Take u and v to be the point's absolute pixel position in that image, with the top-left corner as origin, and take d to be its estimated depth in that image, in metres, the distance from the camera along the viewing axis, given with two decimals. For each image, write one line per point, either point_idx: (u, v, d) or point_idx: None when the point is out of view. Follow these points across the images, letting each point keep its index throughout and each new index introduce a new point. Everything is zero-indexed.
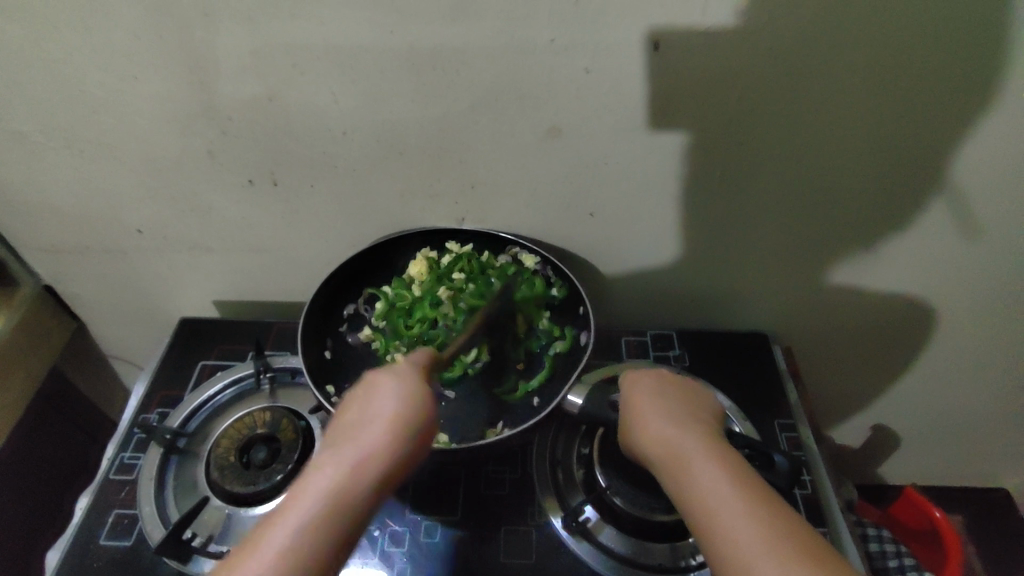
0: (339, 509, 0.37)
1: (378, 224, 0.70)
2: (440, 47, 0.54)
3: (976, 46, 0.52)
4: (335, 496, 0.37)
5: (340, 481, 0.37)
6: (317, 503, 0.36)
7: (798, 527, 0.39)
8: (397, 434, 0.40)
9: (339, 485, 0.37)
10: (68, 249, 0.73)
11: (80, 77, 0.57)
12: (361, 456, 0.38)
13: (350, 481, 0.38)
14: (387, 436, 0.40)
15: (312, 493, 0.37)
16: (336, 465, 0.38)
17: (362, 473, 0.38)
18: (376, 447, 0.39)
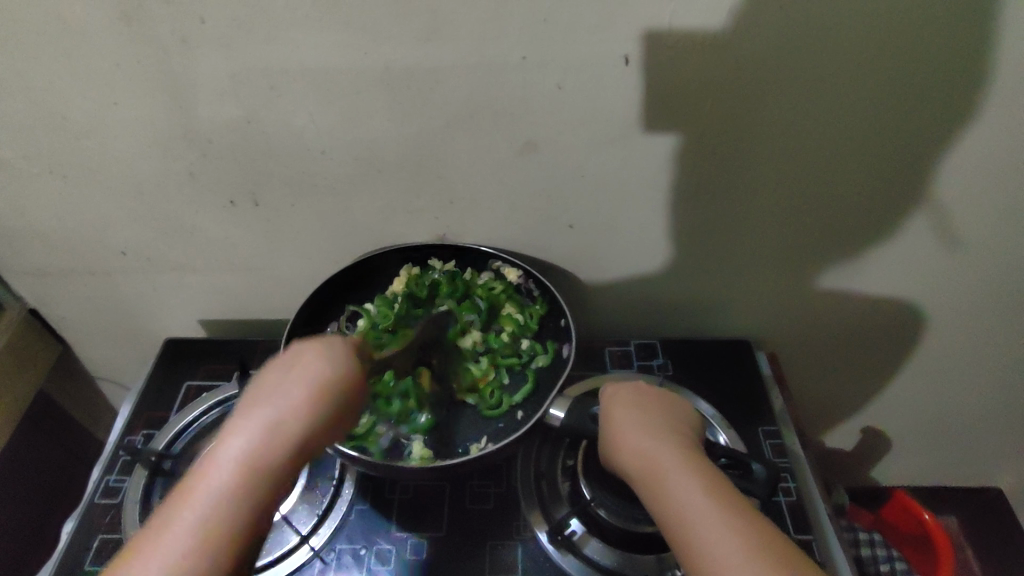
0: (253, 473, 0.38)
1: (360, 241, 0.70)
2: (413, 67, 0.54)
3: (946, 51, 0.52)
4: (247, 463, 0.38)
5: (253, 447, 0.39)
6: (230, 468, 0.38)
7: (773, 535, 0.39)
8: (313, 399, 0.41)
9: (253, 450, 0.39)
10: (54, 272, 0.74)
11: (59, 103, 0.57)
12: (274, 421, 0.40)
13: (262, 447, 0.39)
14: (302, 403, 0.41)
15: (226, 457, 0.38)
16: (250, 429, 0.39)
17: (274, 440, 0.39)
18: (291, 412, 0.40)
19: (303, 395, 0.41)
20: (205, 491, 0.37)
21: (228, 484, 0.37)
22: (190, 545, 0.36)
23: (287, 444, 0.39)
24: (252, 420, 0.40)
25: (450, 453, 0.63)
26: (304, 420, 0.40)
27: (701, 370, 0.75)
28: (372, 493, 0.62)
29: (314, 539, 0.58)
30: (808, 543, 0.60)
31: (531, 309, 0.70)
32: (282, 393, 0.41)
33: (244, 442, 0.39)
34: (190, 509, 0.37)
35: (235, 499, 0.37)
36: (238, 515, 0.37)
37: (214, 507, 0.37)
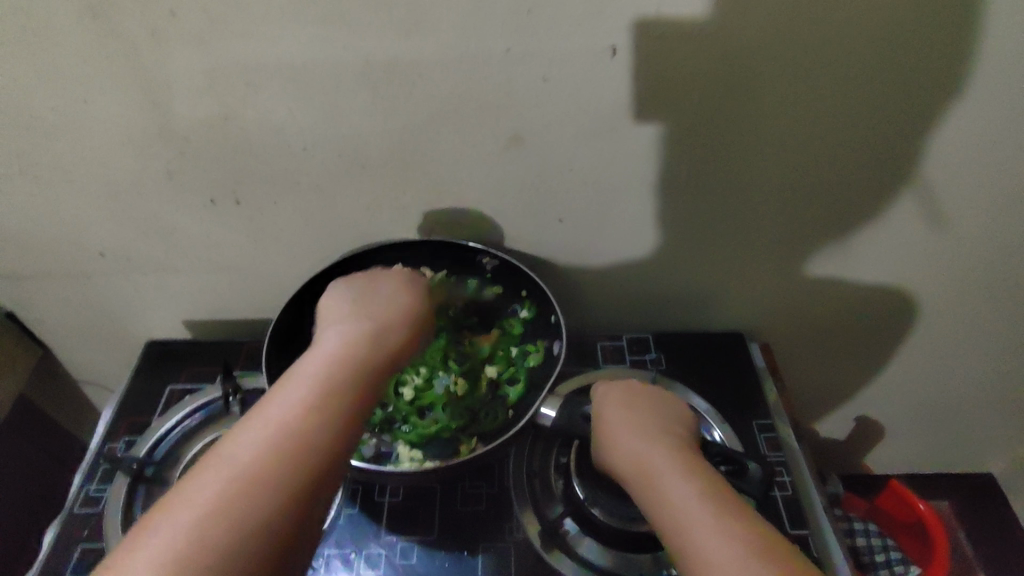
0: (348, 368, 0.44)
1: (345, 239, 0.69)
2: (394, 60, 0.53)
3: (939, 37, 0.51)
4: (342, 358, 0.45)
5: (348, 349, 0.46)
6: (326, 362, 0.44)
7: (774, 545, 0.37)
8: (385, 327, 0.49)
9: (333, 360, 0.44)
10: (32, 275, 0.72)
11: (28, 102, 0.55)
12: (362, 332, 0.48)
13: (354, 349, 0.46)
14: (379, 326, 0.49)
15: (322, 355, 0.45)
16: (341, 337, 0.47)
17: (349, 364, 0.44)
18: (374, 328, 0.49)
19: (388, 316, 0.51)
20: (306, 380, 0.43)
21: (327, 375, 0.43)
22: (303, 421, 0.40)
23: (374, 350, 0.47)
24: (343, 330, 0.48)
25: (438, 455, 0.62)
26: (385, 335, 0.49)
27: (694, 364, 0.74)
28: (361, 496, 0.61)
29: None
30: (805, 539, 0.59)
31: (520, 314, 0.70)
32: (367, 317, 0.50)
33: (339, 346, 0.46)
34: (292, 391, 0.42)
35: (337, 390, 0.42)
36: (334, 403, 0.42)
37: (319, 392, 0.42)
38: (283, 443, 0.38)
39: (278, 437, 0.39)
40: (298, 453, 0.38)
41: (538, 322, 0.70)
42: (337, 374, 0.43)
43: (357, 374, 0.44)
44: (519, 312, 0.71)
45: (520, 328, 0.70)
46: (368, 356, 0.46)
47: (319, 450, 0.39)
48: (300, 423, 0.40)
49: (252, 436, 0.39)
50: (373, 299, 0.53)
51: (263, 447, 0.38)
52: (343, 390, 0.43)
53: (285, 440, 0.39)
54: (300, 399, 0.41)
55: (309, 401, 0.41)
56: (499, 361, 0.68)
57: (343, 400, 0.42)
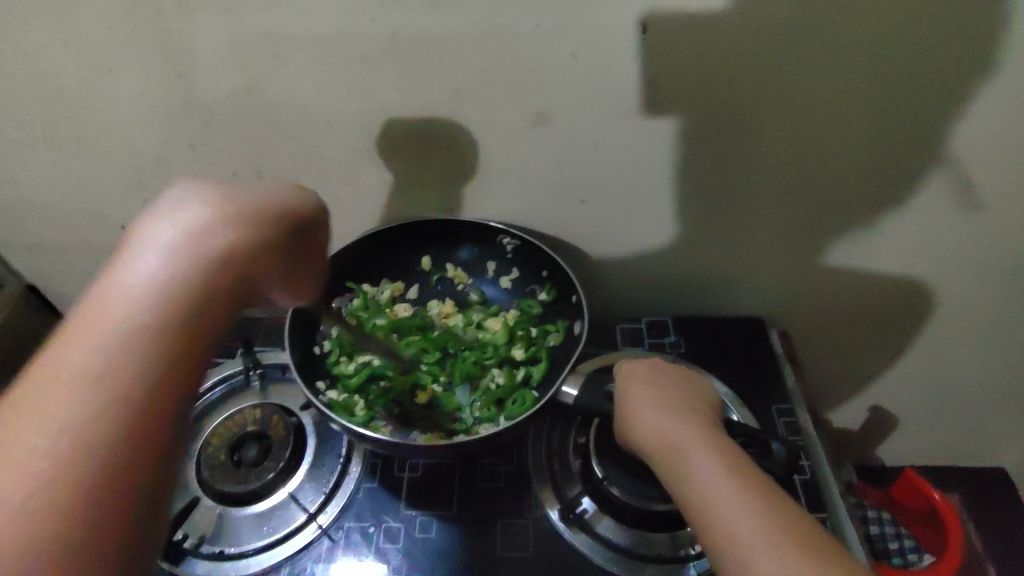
0: (167, 311, 0.30)
1: (366, 216, 0.69)
2: (421, 34, 0.52)
3: (975, 21, 0.50)
4: (170, 290, 0.31)
5: (173, 275, 0.31)
6: (134, 308, 0.30)
7: (805, 524, 0.37)
8: (214, 226, 0.33)
9: (105, 360, 0.29)
10: (55, 246, 0.72)
11: (53, 70, 0.55)
12: (190, 239, 0.32)
13: (188, 276, 0.31)
14: (214, 225, 0.33)
15: (132, 288, 0.30)
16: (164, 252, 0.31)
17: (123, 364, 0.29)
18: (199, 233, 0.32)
19: (218, 209, 0.33)
20: (101, 341, 0.29)
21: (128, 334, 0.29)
22: (105, 406, 0.28)
23: (207, 272, 0.32)
24: (169, 228, 0.32)
25: (464, 433, 0.61)
26: (226, 241, 0.33)
27: (713, 348, 0.74)
28: (381, 471, 0.62)
29: (322, 516, 0.58)
30: (822, 521, 0.59)
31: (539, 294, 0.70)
32: (195, 206, 0.33)
33: (160, 269, 0.31)
34: (91, 342, 0.29)
35: (148, 355, 0.29)
36: (132, 388, 0.28)
37: (122, 360, 0.29)
38: (79, 444, 0.27)
39: (70, 431, 0.27)
40: (92, 470, 0.27)
41: (556, 301, 0.70)
42: (147, 330, 0.30)
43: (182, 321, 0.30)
44: (538, 293, 0.71)
45: (539, 308, 0.70)
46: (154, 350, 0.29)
47: (135, 442, 0.28)
48: (97, 411, 0.28)
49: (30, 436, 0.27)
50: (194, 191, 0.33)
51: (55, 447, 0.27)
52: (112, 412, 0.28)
53: (80, 434, 0.27)
54: (97, 371, 0.28)
55: (108, 375, 0.28)
56: (520, 345, 0.68)
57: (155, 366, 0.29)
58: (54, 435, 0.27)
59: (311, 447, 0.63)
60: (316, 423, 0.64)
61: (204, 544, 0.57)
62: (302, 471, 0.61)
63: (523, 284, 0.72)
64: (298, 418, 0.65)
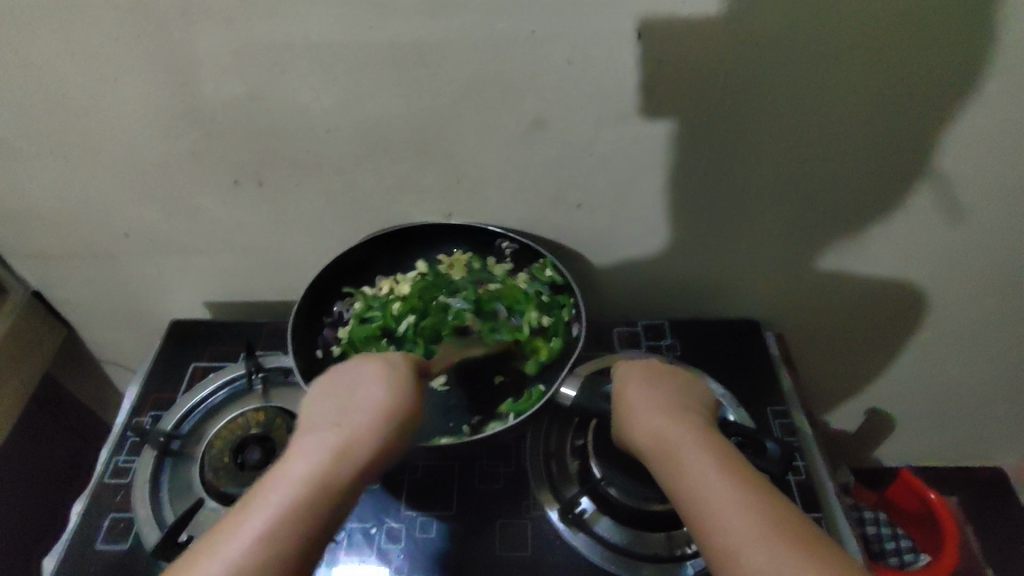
0: (324, 491, 0.40)
1: (366, 221, 0.70)
2: (420, 42, 0.53)
3: (962, 27, 0.51)
4: (333, 457, 0.42)
5: (324, 449, 0.42)
6: (302, 479, 0.40)
7: (793, 517, 0.39)
8: (375, 423, 0.45)
9: (324, 475, 0.41)
10: (59, 254, 0.73)
11: (58, 80, 0.56)
12: (351, 437, 0.44)
13: (374, 436, 0.44)
14: (381, 416, 0.45)
15: (317, 448, 0.42)
16: (322, 446, 0.43)
17: (317, 503, 0.40)
18: (360, 430, 0.44)
19: (397, 399, 0.47)
20: (270, 509, 0.39)
21: (300, 504, 0.39)
22: (264, 541, 0.38)
23: (363, 446, 0.44)
24: (333, 409, 0.46)
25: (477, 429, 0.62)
26: (373, 440, 0.44)
27: (709, 351, 0.75)
28: (382, 473, 0.63)
29: None
30: (816, 521, 0.60)
31: (541, 277, 0.69)
32: (363, 389, 0.47)
33: (336, 437, 0.43)
34: (304, 463, 0.41)
35: (295, 525, 0.39)
36: (303, 520, 0.39)
37: (284, 520, 0.39)
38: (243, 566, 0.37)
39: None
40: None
41: (562, 280, 0.69)
42: (309, 496, 0.40)
43: (326, 498, 0.40)
44: (542, 269, 0.69)
45: (546, 283, 0.69)
46: (327, 500, 0.40)
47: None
48: (254, 565, 0.37)
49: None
50: (368, 383, 0.47)
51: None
52: (295, 534, 0.39)
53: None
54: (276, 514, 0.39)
55: (300, 510, 0.39)
56: (531, 326, 0.68)
57: (300, 537, 0.39)
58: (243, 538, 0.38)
59: None
60: None
61: None
62: None
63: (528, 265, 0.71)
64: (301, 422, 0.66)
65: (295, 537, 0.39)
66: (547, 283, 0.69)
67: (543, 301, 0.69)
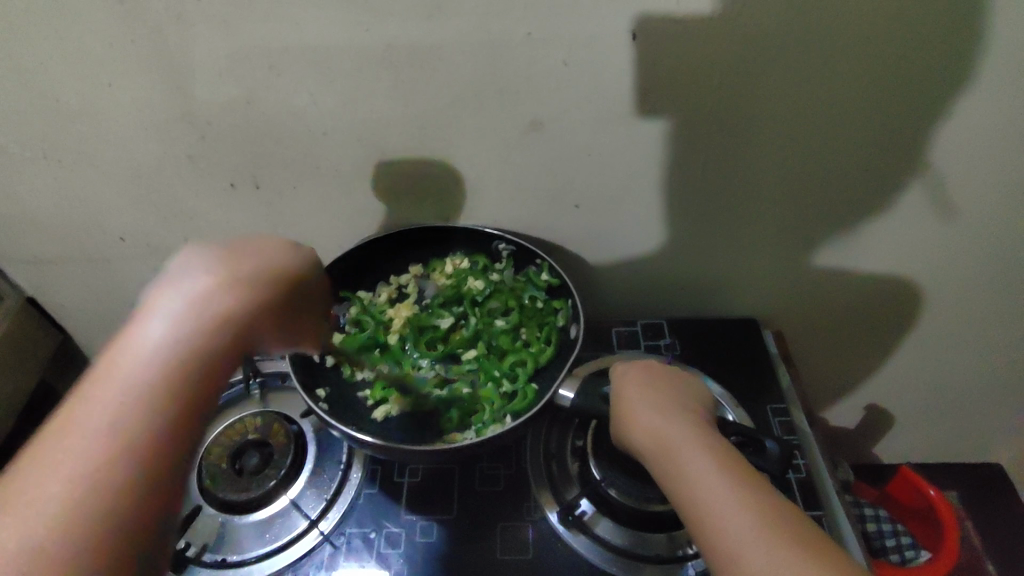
0: (181, 370, 0.36)
1: (363, 223, 0.70)
2: (415, 45, 0.53)
3: (957, 25, 0.51)
4: (177, 336, 0.37)
5: (173, 328, 0.37)
6: (144, 365, 0.35)
7: (800, 522, 0.38)
8: (228, 295, 0.39)
9: (170, 350, 0.36)
10: (54, 259, 0.73)
11: (52, 86, 0.56)
12: (207, 299, 0.38)
13: (224, 312, 0.38)
14: (239, 279, 0.40)
15: (156, 329, 0.37)
16: (167, 322, 0.37)
17: (167, 376, 0.36)
18: (210, 292, 0.38)
19: (255, 264, 0.41)
20: (115, 392, 0.34)
21: (155, 385, 0.35)
22: (119, 431, 0.34)
23: (218, 325, 0.38)
24: (183, 279, 0.39)
25: (476, 431, 0.61)
26: (240, 306, 0.39)
27: (709, 350, 0.75)
28: (380, 477, 0.62)
29: (323, 523, 0.59)
30: (818, 519, 0.60)
31: (537, 281, 0.69)
32: (209, 265, 0.40)
33: (181, 314, 0.37)
34: (145, 341, 0.36)
35: (148, 416, 0.34)
36: (159, 398, 0.35)
37: (129, 409, 0.34)
38: (101, 457, 0.33)
39: (62, 497, 0.32)
40: (117, 477, 0.33)
41: (558, 283, 0.69)
42: (162, 376, 0.35)
43: (182, 372, 0.36)
44: (539, 273, 0.70)
45: (543, 287, 0.69)
46: (180, 378, 0.36)
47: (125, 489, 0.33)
48: (110, 449, 0.33)
49: (25, 499, 0.32)
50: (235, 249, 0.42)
51: (50, 511, 0.31)
52: (151, 414, 0.34)
53: (64, 500, 0.32)
54: (117, 405, 0.34)
55: (145, 395, 0.35)
56: (529, 330, 0.69)
57: (152, 430, 0.34)
58: (93, 433, 0.33)
59: (312, 454, 0.63)
60: (316, 430, 0.65)
61: (207, 552, 0.57)
62: (303, 479, 0.61)
63: (523, 269, 0.71)
64: (298, 425, 0.65)
65: (154, 416, 0.34)
66: (544, 287, 0.69)
67: (538, 303, 0.69)
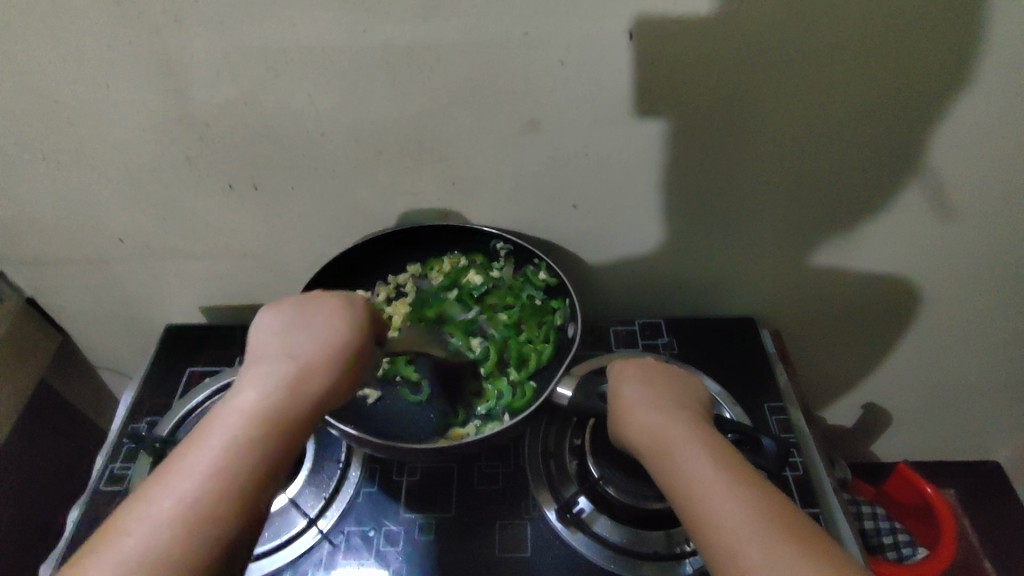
0: (267, 440, 0.39)
1: (361, 223, 0.70)
2: (412, 45, 0.53)
3: (952, 24, 0.51)
4: (274, 395, 0.40)
5: (273, 389, 0.41)
6: (244, 419, 0.39)
7: (792, 515, 0.39)
8: (323, 361, 0.43)
9: (268, 405, 0.40)
10: (53, 261, 0.73)
11: (50, 88, 0.56)
12: (303, 364, 0.42)
13: (315, 375, 0.42)
14: (333, 349, 0.44)
15: (257, 386, 0.40)
16: (267, 382, 0.41)
17: (262, 432, 0.39)
18: (306, 360, 0.42)
19: (337, 335, 0.45)
20: (219, 442, 0.38)
21: (252, 439, 0.38)
22: (217, 479, 0.37)
23: (309, 388, 0.42)
24: (288, 346, 0.43)
25: (475, 432, 0.62)
26: (318, 378, 0.42)
27: (707, 349, 0.75)
28: (379, 476, 0.63)
29: (322, 521, 0.59)
30: (816, 517, 0.60)
31: (535, 280, 0.70)
32: (307, 334, 0.44)
33: (280, 375, 0.41)
34: (247, 396, 0.40)
35: (241, 466, 0.37)
36: (254, 452, 0.38)
37: (227, 459, 0.37)
38: (201, 503, 0.36)
39: (152, 562, 0.34)
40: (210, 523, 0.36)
41: (556, 282, 0.69)
42: (248, 445, 0.38)
43: (276, 429, 0.39)
44: (537, 272, 0.70)
45: (541, 287, 0.69)
46: (271, 436, 0.39)
47: (214, 540, 0.35)
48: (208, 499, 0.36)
49: (117, 553, 0.34)
50: (310, 316, 0.45)
51: (148, 549, 0.34)
52: (247, 467, 0.38)
53: (149, 563, 0.34)
54: (207, 474, 0.37)
55: (242, 450, 0.38)
56: (528, 327, 0.69)
57: (241, 481, 0.37)
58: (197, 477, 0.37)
59: (311, 453, 0.64)
60: (314, 430, 0.65)
61: None
62: (302, 478, 0.62)
63: (521, 268, 0.71)
64: None
65: (249, 469, 0.38)
66: (542, 286, 0.69)
67: (536, 302, 0.69)
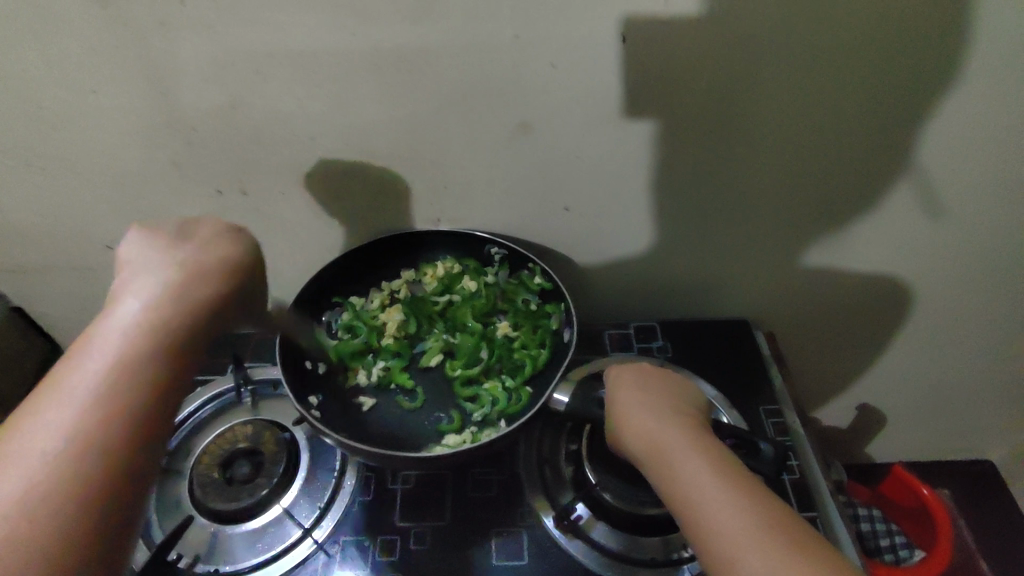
0: (152, 357, 0.36)
1: (353, 229, 0.69)
2: (403, 48, 0.53)
3: (942, 24, 0.51)
4: (152, 311, 0.37)
5: (150, 305, 0.37)
6: (123, 338, 0.36)
7: (790, 521, 0.38)
8: (203, 275, 0.40)
9: (146, 323, 0.36)
10: (40, 268, 0.72)
11: (35, 93, 0.55)
12: (181, 280, 0.39)
13: (194, 288, 0.39)
14: (214, 263, 0.41)
15: (132, 303, 0.37)
16: (142, 301, 0.37)
17: (142, 349, 0.36)
18: (184, 275, 0.39)
19: (219, 251, 0.41)
20: (96, 363, 0.35)
21: (132, 356, 0.35)
22: (100, 401, 0.34)
23: (193, 302, 0.38)
24: (161, 262, 0.39)
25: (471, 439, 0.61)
26: (203, 291, 0.39)
27: (702, 351, 0.75)
28: (373, 484, 0.62)
29: (316, 531, 0.58)
30: (812, 521, 0.60)
31: (530, 284, 0.69)
32: (181, 250, 0.40)
33: (154, 290, 0.38)
34: (122, 316, 0.36)
35: (123, 386, 0.34)
36: (136, 370, 0.35)
37: (108, 380, 0.34)
38: (83, 426, 0.33)
39: (35, 489, 0.31)
40: (97, 443, 0.33)
41: (551, 287, 0.68)
42: (132, 358, 0.35)
43: (158, 345, 0.36)
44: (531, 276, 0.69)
45: (536, 291, 0.69)
46: (153, 354, 0.36)
47: (105, 459, 0.32)
48: (90, 421, 0.33)
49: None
50: (192, 229, 0.42)
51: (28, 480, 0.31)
52: (130, 384, 0.34)
53: (31, 492, 0.31)
54: (86, 395, 0.33)
55: (124, 369, 0.35)
56: (523, 331, 0.68)
57: (127, 401, 0.34)
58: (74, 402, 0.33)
59: (305, 462, 0.63)
60: (307, 438, 0.65)
61: (198, 563, 0.56)
62: (296, 487, 0.61)
63: (516, 272, 0.71)
64: (291, 434, 0.65)
65: (133, 386, 0.34)
66: (536, 290, 0.69)
67: (531, 306, 0.69)
